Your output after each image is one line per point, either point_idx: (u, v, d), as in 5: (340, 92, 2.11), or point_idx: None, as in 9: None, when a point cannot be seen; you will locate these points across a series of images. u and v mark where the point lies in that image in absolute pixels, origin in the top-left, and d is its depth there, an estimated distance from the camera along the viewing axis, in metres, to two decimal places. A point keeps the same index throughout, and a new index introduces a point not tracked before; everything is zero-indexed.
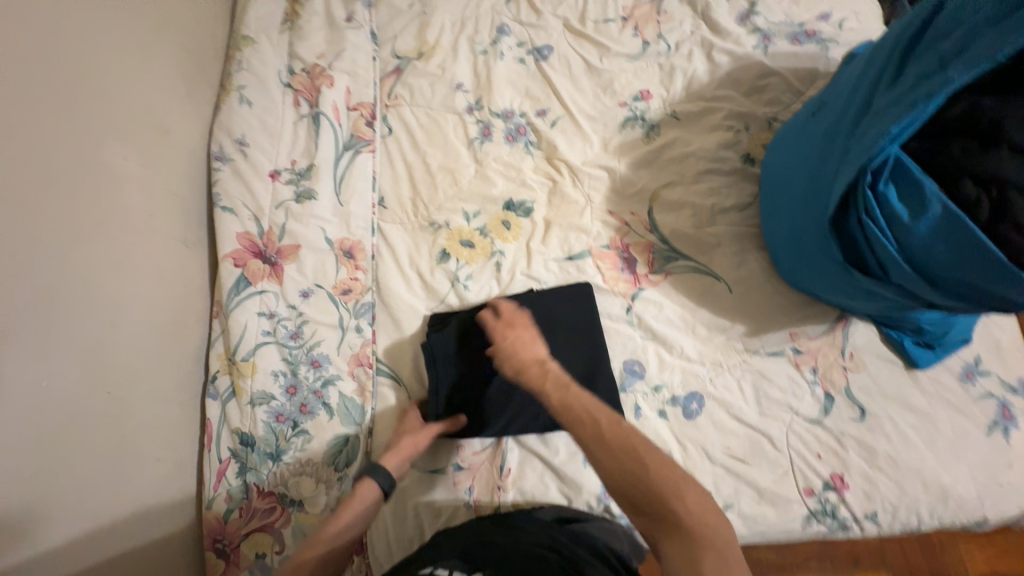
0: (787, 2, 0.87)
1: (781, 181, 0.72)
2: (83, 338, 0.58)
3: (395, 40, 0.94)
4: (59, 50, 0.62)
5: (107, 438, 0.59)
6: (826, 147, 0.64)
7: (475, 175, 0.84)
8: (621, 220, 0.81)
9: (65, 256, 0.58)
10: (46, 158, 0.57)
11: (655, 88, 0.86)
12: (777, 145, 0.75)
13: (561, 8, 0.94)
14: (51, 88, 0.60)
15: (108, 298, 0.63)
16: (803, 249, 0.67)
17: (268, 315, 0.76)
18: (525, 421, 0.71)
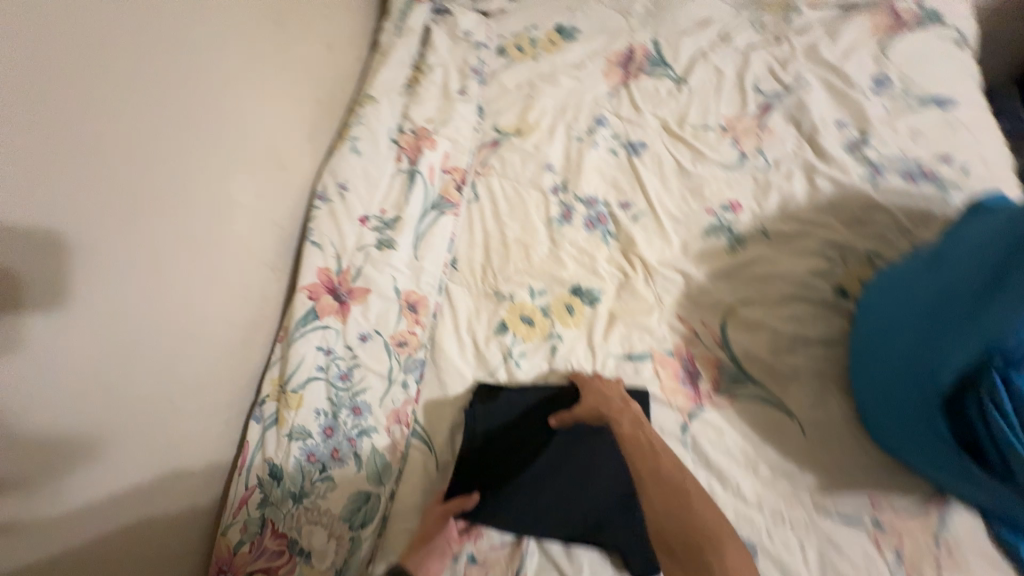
0: (904, 138, 0.84)
1: (879, 332, 0.66)
2: (167, 346, 0.61)
3: (498, 115, 1.02)
4: (223, 97, 0.72)
5: (158, 446, 0.60)
6: (942, 311, 0.58)
7: (548, 254, 0.85)
8: (690, 328, 0.77)
9: (176, 268, 0.63)
10: (187, 180, 0.64)
11: (747, 201, 0.84)
12: (874, 290, 0.70)
13: (661, 109, 0.97)
14: (207, 124, 0.69)
15: (197, 309, 0.67)
16: (899, 412, 0.60)
17: (325, 351, 0.79)
18: (552, 527, 0.64)
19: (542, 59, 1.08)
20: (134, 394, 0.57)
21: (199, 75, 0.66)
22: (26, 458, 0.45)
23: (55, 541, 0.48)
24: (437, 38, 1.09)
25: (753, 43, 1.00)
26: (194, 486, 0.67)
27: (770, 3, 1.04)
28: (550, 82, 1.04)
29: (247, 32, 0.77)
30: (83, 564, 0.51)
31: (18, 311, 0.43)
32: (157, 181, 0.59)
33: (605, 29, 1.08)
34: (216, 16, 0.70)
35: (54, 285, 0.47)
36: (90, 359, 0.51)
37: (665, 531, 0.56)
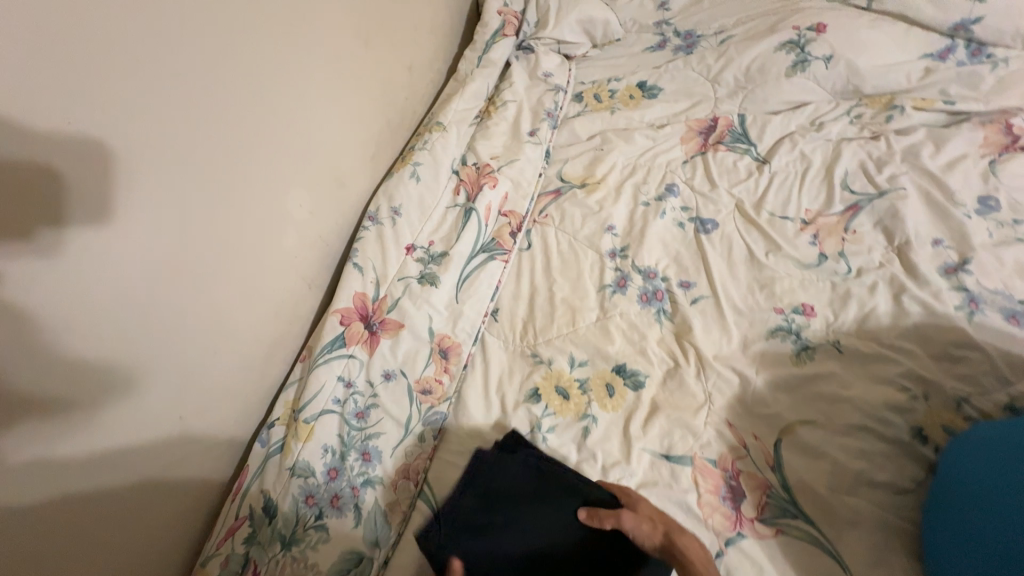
0: (1010, 271, 0.76)
1: (971, 517, 0.56)
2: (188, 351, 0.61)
3: (566, 163, 0.98)
4: (291, 112, 0.71)
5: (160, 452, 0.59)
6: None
7: (596, 323, 0.79)
8: (740, 439, 0.69)
9: (212, 275, 0.63)
10: (239, 190, 0.64)
11: (821, 307, 0.77)
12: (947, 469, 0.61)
13: (738, 188, 0.91)
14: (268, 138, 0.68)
15: (225, 315, 0.65)
16: None
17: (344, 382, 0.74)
18: None
19: (620, 112, 1.04)
20: (156, 368, 0.56)
21: (268, 84, 0.66)
22: (43, 371, 0.45)
23: (54, 486, 0.48)
24: (516, 74, 1.07)
25: (847, 136, 0.95)
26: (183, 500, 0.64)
27: (871, 96, 0.98)
28: (625, 137, 1.00)
29: (331, 46, 0.77)
30: (71, 518, 0.50)
31: (59, 229, 0.45)
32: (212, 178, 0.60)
33: (690, 92, 1.04)
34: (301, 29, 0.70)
35: (100, 205, 0.48)
36: (121, 294, 0.51)
37: None
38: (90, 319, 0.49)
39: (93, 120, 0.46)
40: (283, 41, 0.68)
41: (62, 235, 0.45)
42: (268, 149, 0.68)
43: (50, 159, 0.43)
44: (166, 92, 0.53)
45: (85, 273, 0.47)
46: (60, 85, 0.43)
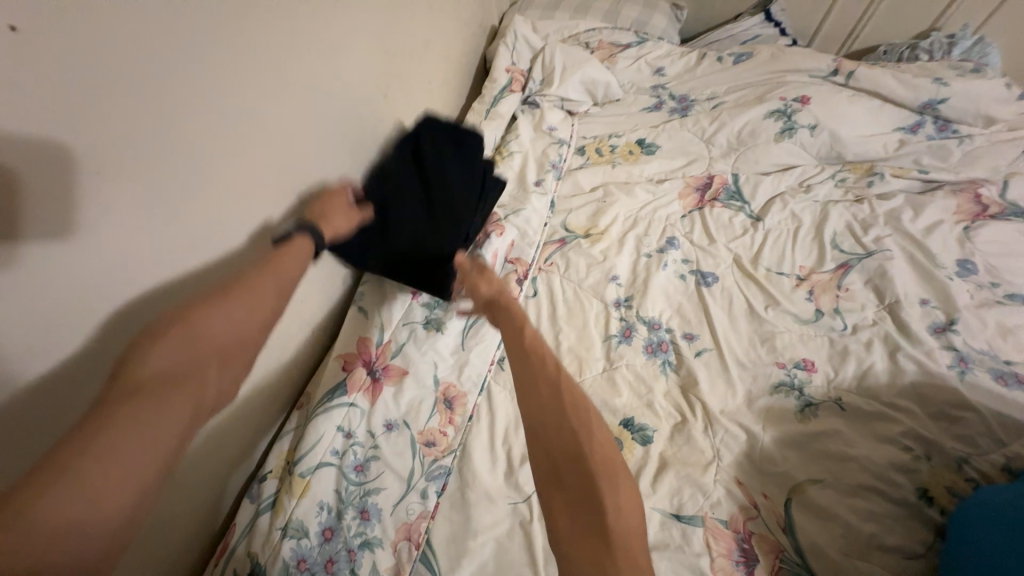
0: (993, 332, 0.80)
1: None
2: None
3: (570, 213, 1.01)
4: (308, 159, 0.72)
5: None
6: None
7: (602, 373, 0.79)
8: (750, 499, 0.69)
9: None
10: (239, 222, 0.61)
11: (820, 362, 0.79)
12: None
13: (735, 243, 0.95)
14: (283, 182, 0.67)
15: None
16: None
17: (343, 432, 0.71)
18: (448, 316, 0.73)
19: (621, 167, 1.08)
20: None
21: (288, 131, 0.66)
22: None
23: None
24: (522, 127, 1.11)
25: (833, 198, 1.01)
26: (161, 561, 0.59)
27: (853, 162, 1.06)
28: (625, 190, 1.03)
29: (354, 97, 0.79)
30: None
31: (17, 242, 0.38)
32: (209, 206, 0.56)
33: (686, 151, 1.10)
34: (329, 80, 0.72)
35: (65, 215, 0.42)
36: (108, 330, 0.48)
37: (560, 454, 0.53)
38: (64, 337, 0.44)
39: (78, 126, 0.40)
40: (309, 92, 0.69)
41: (20, 250, 0.39)
42: (277, 187, 0.66)
43: (16, 166, 0.37)
44: (171, 109, 0.48)
45: (57, 284, 0.42)
46: (46, 87, 0.37)
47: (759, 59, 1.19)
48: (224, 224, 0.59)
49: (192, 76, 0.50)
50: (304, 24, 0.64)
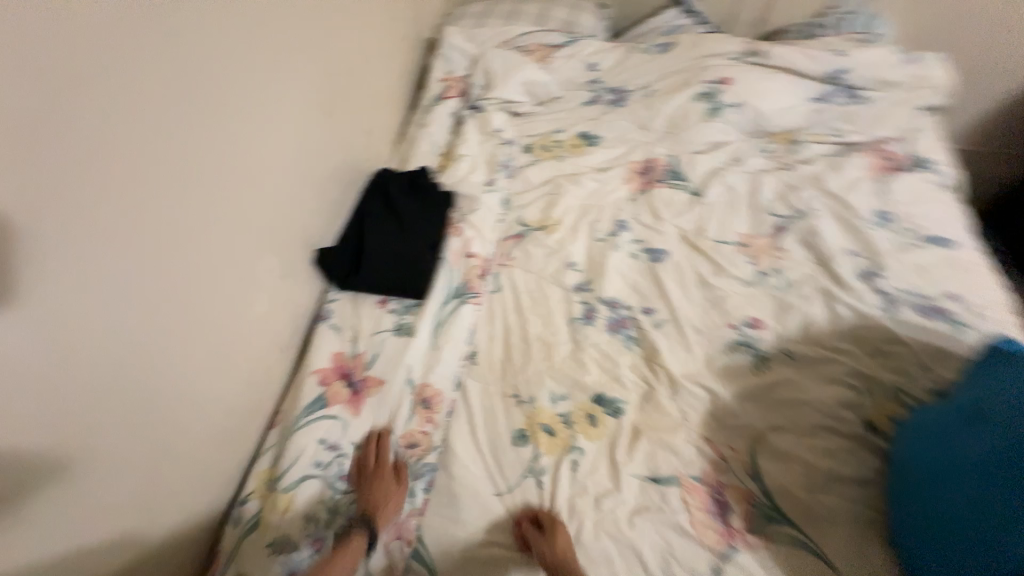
0: (914, 272, 0.88)
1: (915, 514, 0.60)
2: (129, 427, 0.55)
3: (524, 208, 1.04)
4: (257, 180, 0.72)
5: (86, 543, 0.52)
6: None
7: (570, 356, 0.82)
8: (717, 452, 0.73)
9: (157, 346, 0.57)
10: (191, 250, 0.61)
11: (767, 318, 0.85)
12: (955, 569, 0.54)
13: (680, 219, 1.01)
14: (234, 206, 0.68)
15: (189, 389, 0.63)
16: None
17: (326, 444, 0.72)
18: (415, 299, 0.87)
19: (567, 160, 1.13)
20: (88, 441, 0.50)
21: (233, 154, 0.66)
22: None
23: None
24: (469, 131, 1.15)
25: (764, 168, 1.08)
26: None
27: (775, 133, 1.15)
28: (574, 183, 1.08)
29: (295, 117, 0.80)
30: None
31: None
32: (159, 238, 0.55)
33: (627, 140, 1.15)
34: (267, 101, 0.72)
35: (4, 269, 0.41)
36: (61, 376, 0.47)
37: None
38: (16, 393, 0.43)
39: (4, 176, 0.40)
40: (250, 115, 0.69)
41: None
42: (227, 211, 0.66)
43: None
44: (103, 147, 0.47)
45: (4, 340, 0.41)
46: None
47: (682, 44, 1.23)
48: (175, 259, 0.58)
49: (122, 109, 0.49)
50: (236, 46, 0.64)
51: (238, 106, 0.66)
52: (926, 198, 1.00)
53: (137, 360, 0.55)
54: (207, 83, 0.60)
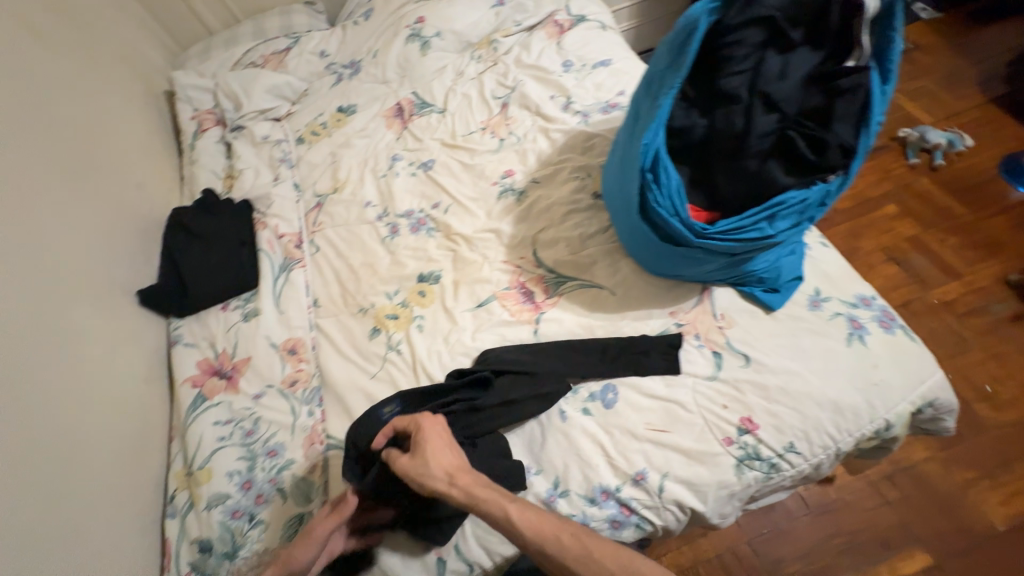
0: (594, 90, 1.20)
1: (613, 205, 0.83)
2: (31, 465, 0.64)
3: (316, 183, 1.21)
4: (53, 257, 0.82)
5: (36, 557, 0.61)
6: (689, 138, 0.72)
7: (391, 263, 1.02)
8: (514, 264, 0.98)
9: (21, 398, 0.67)
10: (12, 323, 0.70)
11: (516, 167, 1.12)
12: (629, 225, 0.77)
13: (438, 133, 1.25)
14: (40, 280, 0.77)
15: (78, 426, 0.74)
16: (642, 245, 0.78)
17: (207, 420, 0.83)
18: (224, 283, 1.00)
19: (336, 133, 1.30)
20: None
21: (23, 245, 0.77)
22: None
23: None
24: (241, 147, 1.26)
25: (481, 70, 1.35)
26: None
27: (478, 42, 1.41)
28: (347, 148, 1.27)
29: (58, 193, 0.88)
30: None
31: None
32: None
33: (376, 97, 1.35)
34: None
35: None
36: None
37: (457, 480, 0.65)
38: None
39: None
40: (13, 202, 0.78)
41: None
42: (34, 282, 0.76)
43: None
44: None
45: None
46: None
47: (377, 9, 1.45)
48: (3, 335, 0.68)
49: None
50: None
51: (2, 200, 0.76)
52: (590, 39, 1.33)
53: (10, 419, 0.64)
54: None
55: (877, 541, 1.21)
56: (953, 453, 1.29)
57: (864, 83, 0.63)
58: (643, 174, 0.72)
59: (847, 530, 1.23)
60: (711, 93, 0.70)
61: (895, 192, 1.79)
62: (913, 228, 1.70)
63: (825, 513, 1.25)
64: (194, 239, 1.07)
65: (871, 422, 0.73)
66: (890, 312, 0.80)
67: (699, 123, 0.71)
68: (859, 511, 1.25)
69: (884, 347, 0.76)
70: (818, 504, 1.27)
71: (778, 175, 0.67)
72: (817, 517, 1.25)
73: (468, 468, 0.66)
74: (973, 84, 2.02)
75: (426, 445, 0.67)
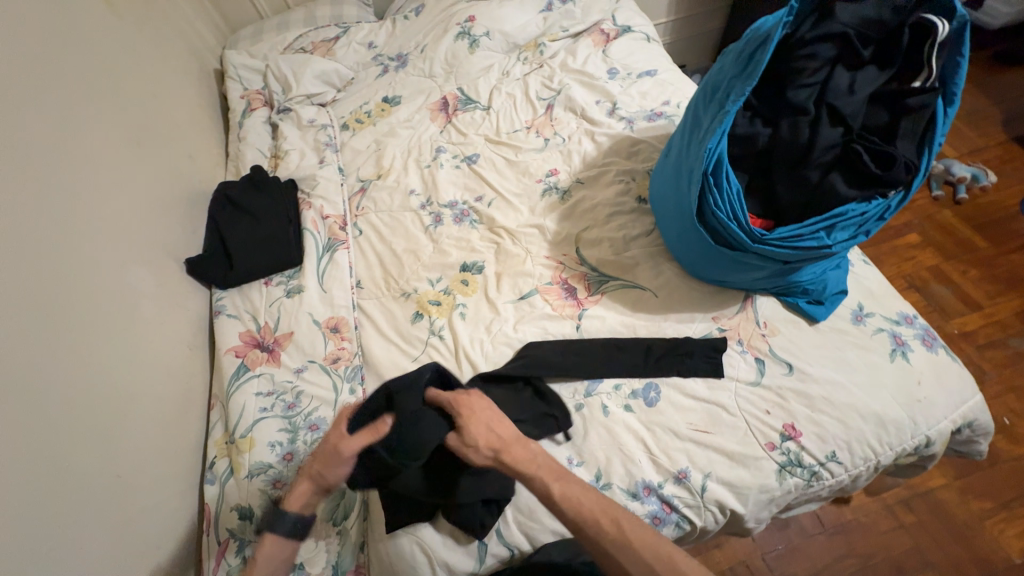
0: (639, 98, 1.23)
1: (664, 207, 0.84)
2: (88, 418, 0.65)
3: (359, 169, 1.22)
4: (114, 219, 0.83)
5: (88, 508, 0.62)
6: (751, 146, 0.75)
7: (434, 251, 1.03)
8: (557, 260, 0.99)
9: (82, 352, 0.68)
10: (75, 280, 0.71)
11: (560, 166, 1.14)
12: (682, 226, 0.79)
13: (482, 129, 1.27)
14: (101, 240, 0.78)
15: (130, 385, 0.75)
16: (692, 248, 0.79)
17: (250, 390, 0.85)
18: (268, 259, 1.01)
19: (381, 121, 1.32)
20: (50, 419, 0.60)
21: (88, 204, 0.78)
22: None
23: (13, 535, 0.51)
24: (287, 129, 1.28)
25: (527, 71, 1.37)
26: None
27: (525, 45, 1.44)
28: (391, 137, 1.28)
29: (119, 158, 0.90)
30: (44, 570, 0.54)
31: None
32: (63, 273, 0.69)
33: (421, 90, 1.37)
34: (66, 134, 0.78)
35: None
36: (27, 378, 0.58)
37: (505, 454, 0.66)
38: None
39: None
40: (82, 162, 0.80)
41: None
42: (97, 241, 0.77)
43: None
44: None
45: None
46: None
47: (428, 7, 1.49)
48: (68, 290, 0.69)
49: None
50: (43, 105, 0.75)
51: (71, 158, 0.78)
52: (636, 50, 1.36)
53: (72, 372, 0.65)
54: (40, 156, 0.71)
55: (892, 566, 1.21)
56: (969, 482, 1.30)
57: (930, 103, 0.66)
58: (704, 177, 0.73)
59: (862, 552, 1.23)
60: (777, 105, 0.74)
61: (918, 222, 1.81)
62: (934, 258, 1.71)
63: (840, 534, 1.25)
64: (241, 214, 1.08)
65: (912, 438, 0.74)
66: (932, 331, 0.81)
67: (763, 133, 0.74)
68: (875, 534, 1.25)
69: (927, 365, 0.77)
70: (833, 524, 1.27)
71: (840, 186, 0.69)
72: (833, 538, 1.25)
73: (516, 444, 0.67)
74: (997, 123, 2.05)
75: (473, 421, 0.67)
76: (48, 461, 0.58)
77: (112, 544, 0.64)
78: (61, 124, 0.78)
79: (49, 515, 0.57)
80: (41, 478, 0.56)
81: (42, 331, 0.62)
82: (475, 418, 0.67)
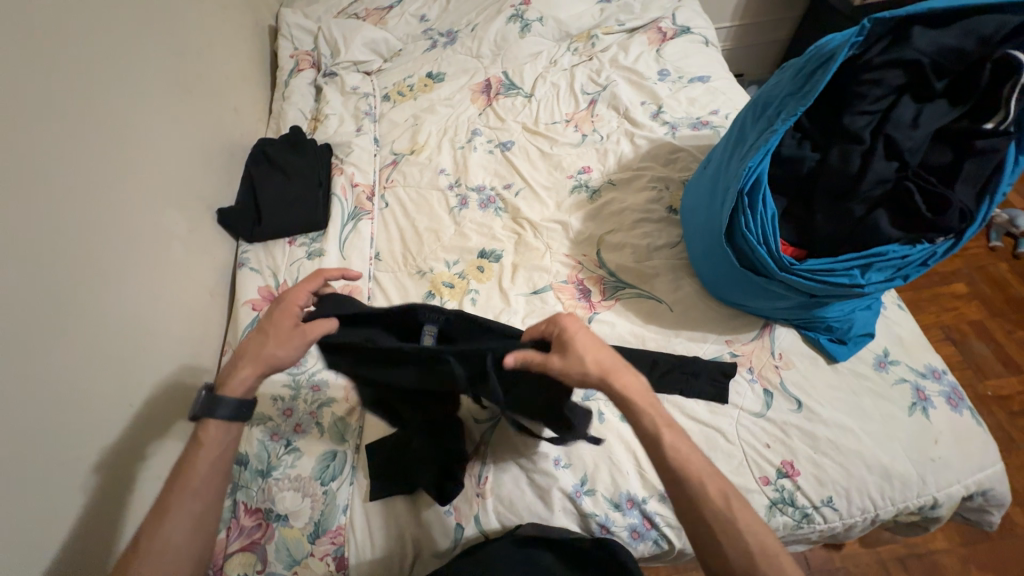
0: (687, 104, 1.18)
1: (694, 221, 0.81)
2: (109, 347, 0.69)
3: (394, 142, 1.23)
4: (157, 162, 0.86)
5: (99, 430, 0.65)
6: (796, 170, 0.71)
7: (455, 233, 1.03)
8: (576, 260, 0.97)
9: (111, 284, 0.71)
10: (114, 215, 0.74)
11: (594, 165, 1.11)
12: (709, 244, 0.76)
13: (521, 116, 1.25)
14: (143, 180, 0.82)
15: (151, 320, 0.78)
16: (716, 268, 0.77)
17: None
18: (296, 219, 1.03)
19: (422, 96, 1.32)
20: (73, 343, 0.63)
21: (134, 144, 0.81)
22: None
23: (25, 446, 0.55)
24: (330, 93, 1.29)
25: (575, 63, 1.34)
26: (143, 506, 0.71)
27: (577, 35, 1.41)
28: (430, 113, 1.28)
29: (167, 103, 0.93)
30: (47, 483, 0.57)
31: None
32: (104, 208, 0.72)
33: (466, 70, 1.36)
34: (120, 74, 0.81)
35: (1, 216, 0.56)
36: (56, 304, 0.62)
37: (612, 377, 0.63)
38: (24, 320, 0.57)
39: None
40: (133, 102, 0.83)
41: None
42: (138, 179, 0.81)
43: None
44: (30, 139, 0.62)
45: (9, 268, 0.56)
46: None
47: None
48: (105, 224, 0.72)
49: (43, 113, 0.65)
50: (103, 43, 0.78)
51: (123, 97, 0.81)
52: (691, 53, 1.30)
53: (99, 301, 0.69)
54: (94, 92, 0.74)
55: None
56: (973, 550, 1.23)
57: (1002, 148, 0.61)
58: (739, 198, 0.70)
59: None
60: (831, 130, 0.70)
61: (967, 271, 1.70)
62: (979, 313, 1.61)
63: None
64: (275, 171, 1.11)
65: (918, 496, 0.70)
66: (960, 390, 0.77)
67: (810, 157, 0.70)
68: None
69: (947, 423, 0.73)
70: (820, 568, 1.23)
71: (884, 224, 0.65)
72: None
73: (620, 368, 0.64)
74: None
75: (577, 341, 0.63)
76: (66, 382, 0.62)
77: (117, 470, 0.67)
78: (118, 63, 0.81)
79: (62, 431, 0.60)
80: (58, 396, 0.60)
81: (75, 260, 0.66)
82: (597, 338, 0.65)
